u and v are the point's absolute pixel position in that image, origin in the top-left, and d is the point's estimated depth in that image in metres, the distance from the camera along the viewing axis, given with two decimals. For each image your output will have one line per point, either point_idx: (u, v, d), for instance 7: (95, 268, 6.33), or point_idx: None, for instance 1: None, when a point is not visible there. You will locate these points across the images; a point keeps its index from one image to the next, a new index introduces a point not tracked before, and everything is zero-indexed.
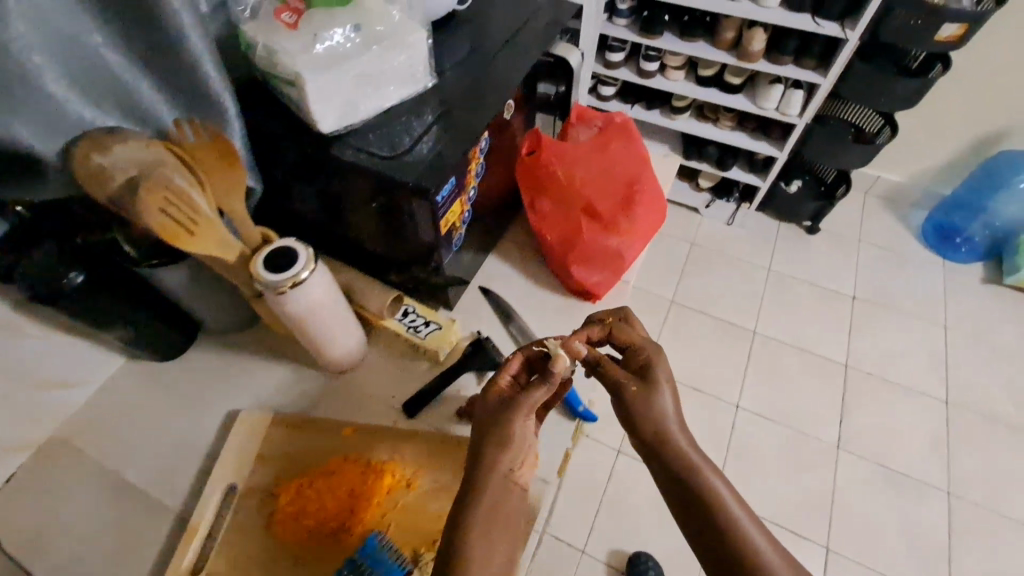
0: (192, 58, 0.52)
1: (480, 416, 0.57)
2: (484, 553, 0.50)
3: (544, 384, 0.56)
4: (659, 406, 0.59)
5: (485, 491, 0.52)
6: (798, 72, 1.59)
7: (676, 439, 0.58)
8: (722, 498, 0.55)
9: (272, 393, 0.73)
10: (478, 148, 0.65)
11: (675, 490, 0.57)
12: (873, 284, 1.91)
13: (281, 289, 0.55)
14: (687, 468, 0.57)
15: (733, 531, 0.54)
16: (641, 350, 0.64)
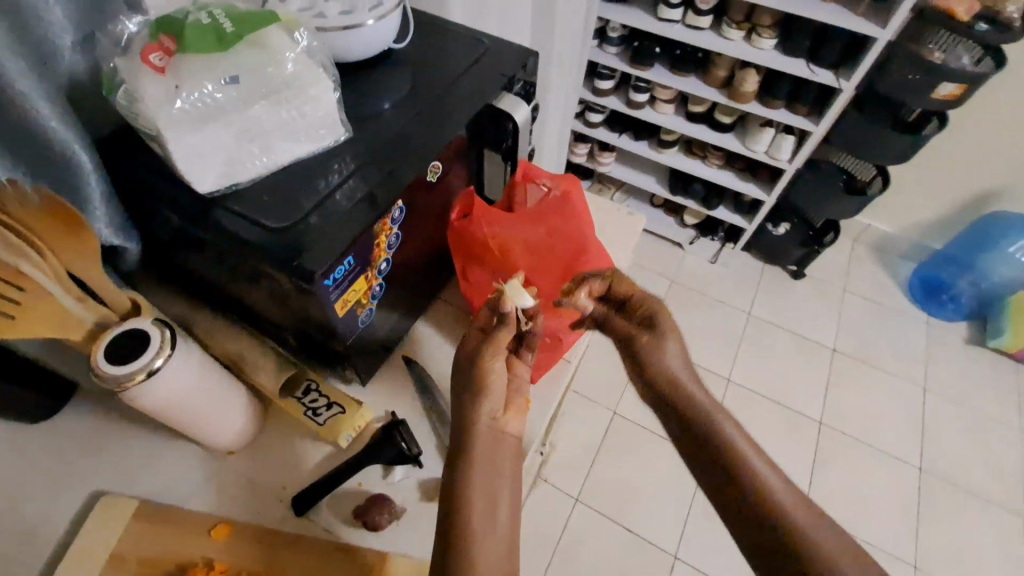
0: (27, 106, 0.44)
1: (456, 366, 0.55)
2: (489, 516, 0.46)
3: (504, 327, 0.55)
4: (662, 349, 0.56)
5: (475, 445, 0.49)
6: (790, 117, 1.51)
7: (683, 383, 0.54)
8: (734, 443, 0.49)
9: (145, 475, 0.62)
10: (390, 219, 0.55)
11: (683, 436, 0.52)
12: (856, 338, 1.83)
13: (120, 386, 0.46)
14: (694, 411, 0.52)
15: (743, 478, 0.47)
16: (641, 298, 0.60)
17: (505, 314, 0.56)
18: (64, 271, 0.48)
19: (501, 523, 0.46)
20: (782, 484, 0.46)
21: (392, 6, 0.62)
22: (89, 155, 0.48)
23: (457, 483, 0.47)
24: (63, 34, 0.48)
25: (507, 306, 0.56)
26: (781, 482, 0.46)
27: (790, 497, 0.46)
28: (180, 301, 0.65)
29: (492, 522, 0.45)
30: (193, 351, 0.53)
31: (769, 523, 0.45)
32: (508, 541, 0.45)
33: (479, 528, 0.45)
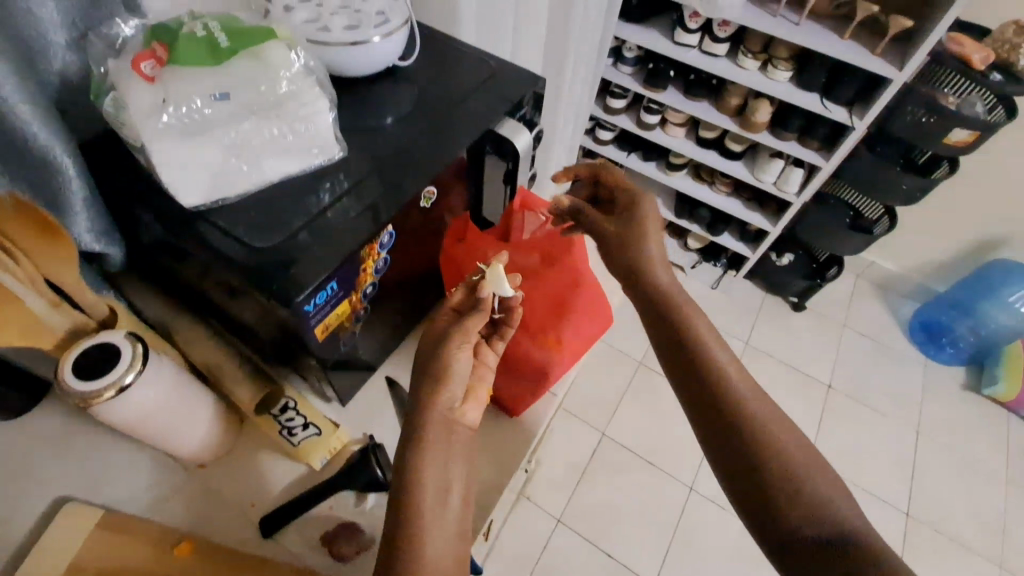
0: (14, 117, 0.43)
1: (420, 351, 0.53)
2: (440, 500, 0.46)
3: (478, 312, 0.54)
4: (643, 246, 0.62)
5: (430, 431, 0.48)
6: (799, 150, 1.50)
7: (684, 311, 0.58)
8: (724, 368, 0.55)
9: (112, 485, 0.61)
10: (378, 244, 0.54)
11: (678, 358, 0.57)
12: (853, 375, 1.81)
13: (84, 402, 0.44)
14: (682, 321, 0.58)
15: (700, 354, 0.55)
16: (625, 192, 0.67)
17: (480, 302, 0.55)
18: (40, 276, 0.47)
19: (451, 508, 0.47)
20: (764, 406, 0.53)
21: (399, 24, 0.61)
22: (74, 159, 0.47)
23: (410, 472, 0.46)
24: (54, 29, 0.47)
25: (483, 293, 0.56)
26: (763, 402, 0.53)
27: (769, 416, 0.52)
28: (162, 307, 0.62)
29: (443, 511, 0.46)
30: (166, 368, 0.51)
31: (713, 391, 0.54)
32: (458, 520, 0.47)
33: (429, 518, 0.45)
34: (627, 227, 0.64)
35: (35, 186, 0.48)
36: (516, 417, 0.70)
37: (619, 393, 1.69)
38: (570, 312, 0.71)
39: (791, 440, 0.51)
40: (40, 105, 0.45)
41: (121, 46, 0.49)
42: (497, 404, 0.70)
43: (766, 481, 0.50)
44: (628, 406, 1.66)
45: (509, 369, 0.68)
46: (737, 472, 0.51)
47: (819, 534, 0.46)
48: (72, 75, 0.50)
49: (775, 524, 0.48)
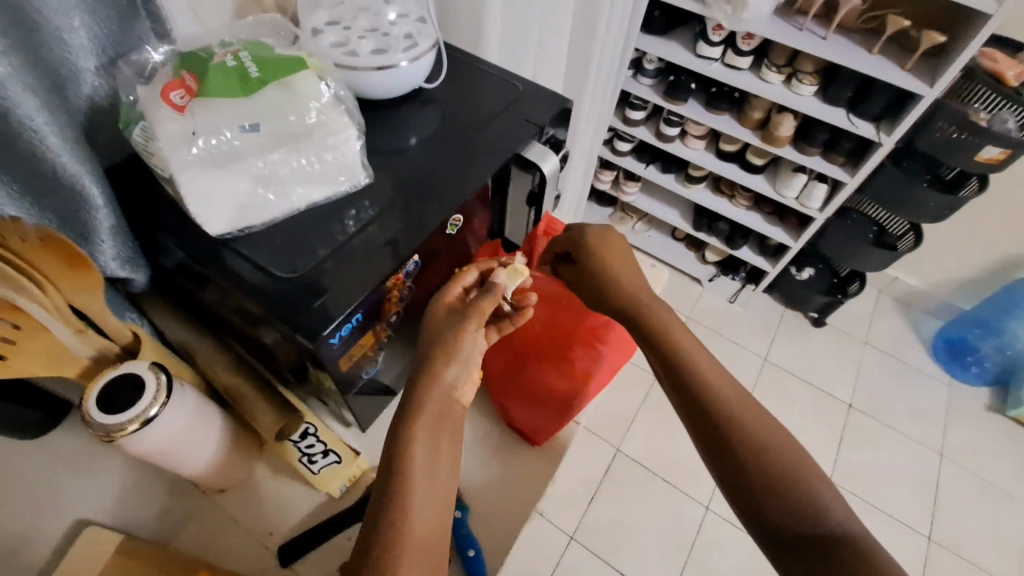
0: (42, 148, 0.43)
1: (428, 325, 0.56)
2: (428, 478, 0.49)
3: (489, 294, 0.56)
4: (616, 284, 0.63)
5: (426, 410, 0.51)
6: (823, 165, 1.47)
7: (676, 340, 0.58)
8: (721, 393, 0.55)
9: (131, 509, 0.60)
10: (404, 273, 0.53)
11: (676, 387, 0.57)
12: (874, 394, 1.77)
13: (108, 435, 0.44)
14: (665, 329, 0.59)
15: (683, 361, 0.57)
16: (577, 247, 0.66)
17: (491, 284, 0.56)
18: (66, 305, 0.47)
19: (438, 482, 0.50)
20: (762, 424, 0.53)
21: (426, 47, 0.61)
22: (101, 187, 0.47)
23: (400, 452, 0.49)
24: (84, 57, 0.47)
25: (496, 278, 0.57)
26: (760, 422, 0.53)
27: (767, 435, 0.53)
28: (184, 329, 0.61)
29: (431, 490, 0.49)
30: (188, 398, 0.51)
31: (698, 396, 0.55)
32: (443, 496, 0.50)
33: (415, 498, 0.48)
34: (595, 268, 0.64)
35: (63, 214, 0.47)
36: (538, 448, 0.67)
37: (634, 407, 1.66)
38: (599, 343, 0.69)
39: (774, 440, 0.53)
40: (68, 132, 0.45)
41: (150, 74, 0.49)
42: (519, 436, 0.67)
43: (764, 493, 0.50)
44: (644, 422, 1.64)
45: (531, 397, 0.67)
46: (737, 488, 0.52)
47: (806, 531, 0.48)
48: (101, 101, 0.50)
49: (775, 533, 0.49)
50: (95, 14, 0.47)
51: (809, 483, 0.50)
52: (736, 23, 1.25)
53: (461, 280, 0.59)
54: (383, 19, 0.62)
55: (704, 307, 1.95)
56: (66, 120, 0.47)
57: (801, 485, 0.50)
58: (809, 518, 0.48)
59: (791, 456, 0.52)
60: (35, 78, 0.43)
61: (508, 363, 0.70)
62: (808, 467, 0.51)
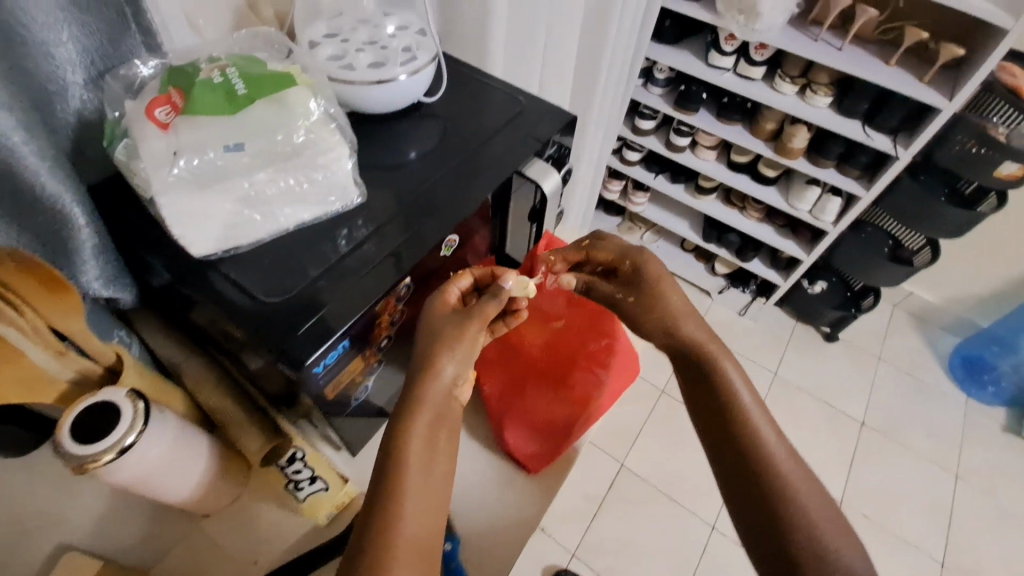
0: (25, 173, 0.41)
1: (427, 321, 0.54)
2: (425, 475, 0.48)
3: (493, 299, 0.54)
4: (661, 300, 0.61)
5: (424, 406, 0.49)
6: (838, 178, 1.43)
7: (717, 361, 0.57)
8: (754, 418, 0.54)
9: (117, 532, 0.58)
10: (394, 297, 0.51)
11: (709, 403, 0.56)
12: (888, 412, 1.71)
13: (81, 467, 0.42)
14: (700, 350, 0.58)
15: (718, 380, 0.56)
16: (623, 262, 0.63)
17: (498, 289, 0.55)
18: (45, 325, 0.45)
19: (434, 479, 0.48)
20: (789, 458, 0.52)
21: (426, 61, 0.59)
22: (81, 206, 0.46)
23: (396, 449, 0.47)
24: (71, 70, 0.46)
25: (504, 284, 0.55)
26: (789, 456, 0.52)
27: (794, 470, 0.51)
28: (175, 346, 0.60)
29: (427, 489, 0.47)
30: (168, 424, 0.49)
31: (730, 419, 0.55)
32: (441, 496, 0.48)
33: (409, 496, 0.46)
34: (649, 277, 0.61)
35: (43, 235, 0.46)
36: (531, 477, 0.64)
37: (639, 421, 1.63)
38: (600, 368, 0.67)
39: (802, 478, 0.51)
40: (49, 150, 0.44)
41: (139, 88, 0.48)
42: (513, 460, 0.64)
43: (788, 526, 0.48)
44: (649, 436, 1.60)
45: (527, 422, 0.65)
46: (759, 517, 0.50)
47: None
48: (89, 116, 0.49)
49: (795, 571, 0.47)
50: (82, 26, 0.45)
51: (835, 525, 0.48)
52: (749, 34, 1.22)
53: (455, 285, 0.57)
54: (383, 32, 0.60)
55: (713, 320, 1.91)
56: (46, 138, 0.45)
57: (818, 526, 0.48)
58: (821, 565, 0.46)
59: (812, 496, 0.50)
60: (16, 95, 0.42)
61: (506, 383, 0.67)
62: (828, 512, 0.49)
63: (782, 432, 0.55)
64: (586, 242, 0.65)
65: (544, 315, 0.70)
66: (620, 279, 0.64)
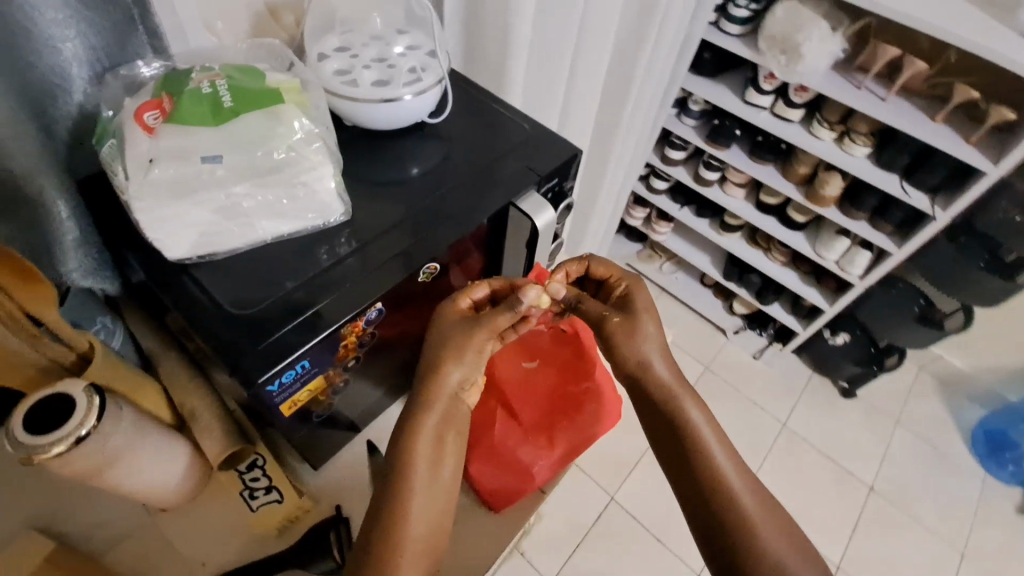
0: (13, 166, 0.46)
1: (439, 326, 0.53)
2: (432, 477, 0.48)
3: (508, 312, 0.52)
4: (642, 335, 0.57)
5: (431, 407, 0.49)
6: (870, 233, 1.32)
7: (683, 405, 0.56)
8: (718, 462, 0.54)
9: (78, 514, 0.59)
10: (363, 320, 0.50)
11: (673, 447, 0.56)
12: (902, 479, 1.60)
13: (29, 457, 0.43)
14: (671, 405, 0.56)
15: (690, 439, 0.55)
16: (619, 283, 0.62)
17: (515, 302, 0.52)
18: (20, 311, 0.46)
19: (442, 480, 0.49)
20: (754, 498, 0.52)
21: (431, 83, 0.58)
22: (67, 202, 0.51)
23: (405, 448, 0.48)
24: (76, 65, 0.48)
25: (524, 296, 0.52)
26: (765, 512, 0.52)
27: (759, 510, 0.52)
28: (155, 338, 0.59)
29: (434, 492, 0.48)
30: (125, 419, 0.49)
31: (705, 481, 0.53)
32: (449, 496, 0.49)
33: (417, 493, 0.47)
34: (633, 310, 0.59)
35: (23, 235, 0.50)
36: (497, 514, 0.62)
37: (635, 455, 1.55)
38: (576, 412, 0.65)
39: (780, 535, 0.51)
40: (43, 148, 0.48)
41: (138, 88, 0.49)
42: (475, 495, 0.62)
43: None
44: (644, 471, 1.53)
45: (495, 462, 0.62)
46: None
47: None
48: (90, 110, 0.50)
49: None
50: (87, 25, 0.47)
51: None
52: (790, 75, 1.14)
53: (470, 293, 0.56)
54: (392, 50, 0.60)
55: (726, 360, 1.81)
56: (34, 133, 0.46)
57: (781, 566, 0.49)
58: None
59: (776, 536, 0.50)
60: (5, 91, 0.43)
61: (477, 414, 0.65)
62: (792, 549, 0.50)
63: (761, 483, 0.54)
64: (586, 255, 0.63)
65: (526, 348, 0.68)
66: (610, 299, 0.62)
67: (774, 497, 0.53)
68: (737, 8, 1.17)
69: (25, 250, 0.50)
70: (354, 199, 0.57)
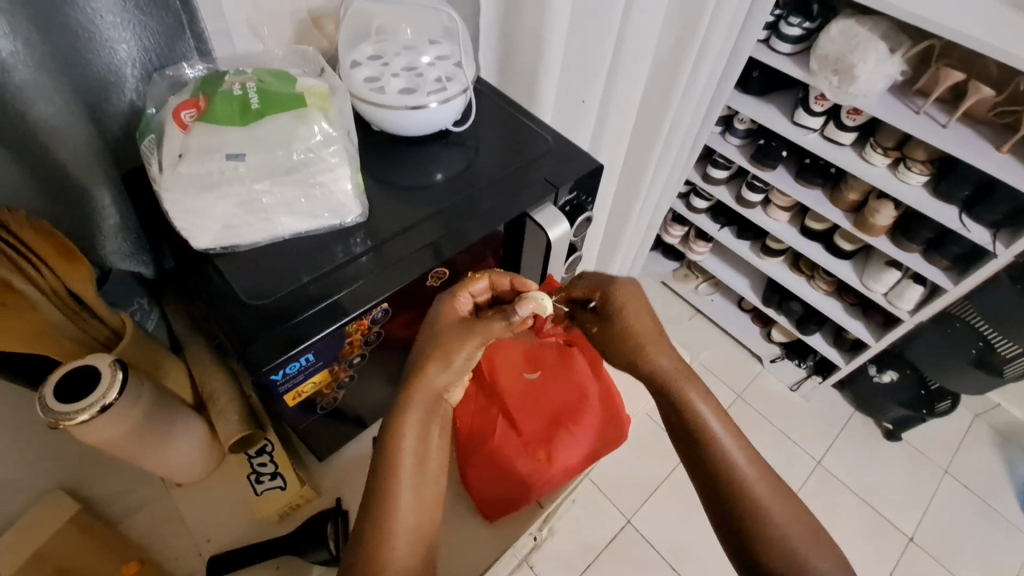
0: (53, 148, 0.51)
1: (424, 332, 0.52)
2: (417, 473, 0.49)
3: (502, 320, 0.52)
4: (627, 327, 0.54)
5: (411, 407, 0.49)
6: (922, 265, 1.22)
7: (687, 395, 0.53)
8: (728, 448, 0.51)
9: (103, 481, 0.63)
10: (368, 319, 0.51)
11: (682, 437, 0.53)
12: (947, 534, 1.48)
13: (56, 422, 0.46)
14: (685, 408, 0.52)
15: (708, 444, 0.51)
16: (597, 296, 0.56)
17: (509, 311, 0.51)
18: (63, 288, 0.51)
19: (428, 483, 0.49)
20: (764, 482, 0.51)
21: (457, 92, 0.60)
22: (111, 192, 0.57)
23: (391, 442, 0.48)
24: (128, 67, 0.52)
25: (520, 309, 0.51)
26: (788, 511, 0.50)
27: (770, 496, 0.50)
28: (184, 322, 0.62)
29: (421, 483, 0.49)
30: (145, 395, 0.51)
31: (727, 488, 0.50)
32: (434, 492, 0.50)
33: (404, 481, 0.48)
34: (624, 327, 0.54)
35: (68, 220, 0.56)
36: (489, 523, 0.62)
37: (656, 479, 1.50)
38: (577, 428, 0.66)
39: (804, 536, 0.49)
40: (82, 137, 0.53)
41: (180, 88, 0.53)
42: (472, 502, 0.63)
43: None
44: (662, 496, 1.48)
45: (493, 472, 0.62)
46: None
47: None
48: (140, 105, 0.55)
49: None
50: (141, 29, 0.51)
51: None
52: (841, 97, 1.08)
53: (470, 288, 0.54)
54: (421, 59, 0.62)
55: (760, 390, 1.74)
56: (84, 126, 0.52)
57: (805, 567, 0.48)
58: None
59: (790, 522, 0.49)
60: (60, 83, 0.49)
61: (477, 422, 0.65)
62: (804, 529, 0.50)
63: (781, 480, 0.52)
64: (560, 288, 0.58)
65: (532, 360, 0.68)
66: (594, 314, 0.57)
67: (794, 493, 0.52)
68: (788, 27, 1.13)
69: (71, 234, 0.56)
70: (375, 200, 0.59)
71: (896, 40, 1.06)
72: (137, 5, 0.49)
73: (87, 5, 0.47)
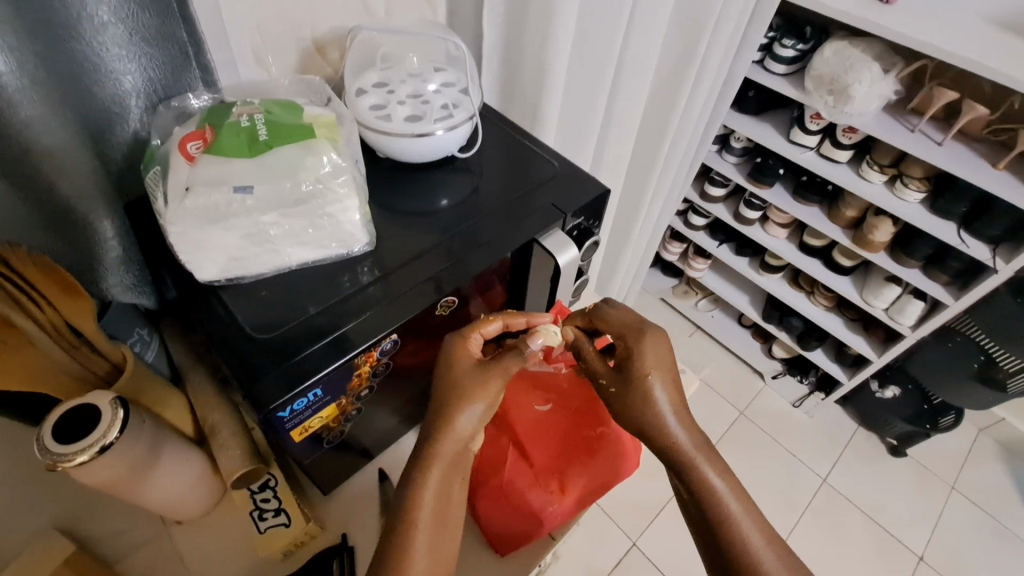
0: (52, 176, 0.50)
1: (447, 376, 0.53)
2: (435, 530, 0.48)
3: (516, 355, 0.54)
4: (649, 397, 0.54)
5: (436, 461, 0.50)
6: (922, 281, 1.21)
7: (704, 471, 0.52)
8: (745, 531, 0.50)
9: (97, 523, 0.60)
10: (377, 351, 0.50)
11: (697, 515, 0.52)
12: (957, 551, 1.46)
13: (54, 464, 0.44)
14: (693, 472, 0.52)
15: (715, 507, 0.51)
16: (619, 340, 0.58)
17: (525, 346, 0.54)
18: (63, 323, 0.50)
19: (445, 534, 0.49)
20: (771, 549, 0.50)
21: (462, 119, 0.60)
22: (113, 223, 0.56)
23: (413, 490, 0.48)
24: (134, 98, 0.52)
25: (531, 342, 0.54)
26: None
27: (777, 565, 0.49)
28: (185, 353, 0.61)
29: (440, 533, 0.49)
30: (146, 432, 0.50)
31: (731, 550, 0.50)
32: (450, 547, 0.49)
33: (422, 532, 0.47)
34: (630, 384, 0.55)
35: (70, 252, 0.55)
36: (502, 556, 0.61)
37: (661, 497, 1.48)
38: (589, 456, 0.63)
39: None
40: (81, 167, 0.51)
41: (186, 120, 0.53)
42: (483, 535, 0.62)
43: None
44: (669, 515, 1.45)
45: (502, 508, 0.61)
46: None
47: None
48: (144, 136, 0.55)
49: None
50: (149, 60, 0.51)
51: None
52: (837, 116, 1.09)
53: (482, 328, 0.55)
54: (427, 87, 0.62)
55: (763, 407, 1.72)
56: (87, 156, 0.52)
57: None
58: None
59: None
60: (65, 117, 0.48)
61: (488, 454, 0.64)
62: None
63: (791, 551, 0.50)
64: (592, 308, 0.60)
65: (543, 390, 0.67)
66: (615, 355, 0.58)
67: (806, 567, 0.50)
68: (782, 48, 1.14)
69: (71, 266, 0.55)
70: (382, 228, 0.58)
71: (889, 61, 1.08)
72: (145, 38, 0.49)
73: (94, 40, 0.46)
